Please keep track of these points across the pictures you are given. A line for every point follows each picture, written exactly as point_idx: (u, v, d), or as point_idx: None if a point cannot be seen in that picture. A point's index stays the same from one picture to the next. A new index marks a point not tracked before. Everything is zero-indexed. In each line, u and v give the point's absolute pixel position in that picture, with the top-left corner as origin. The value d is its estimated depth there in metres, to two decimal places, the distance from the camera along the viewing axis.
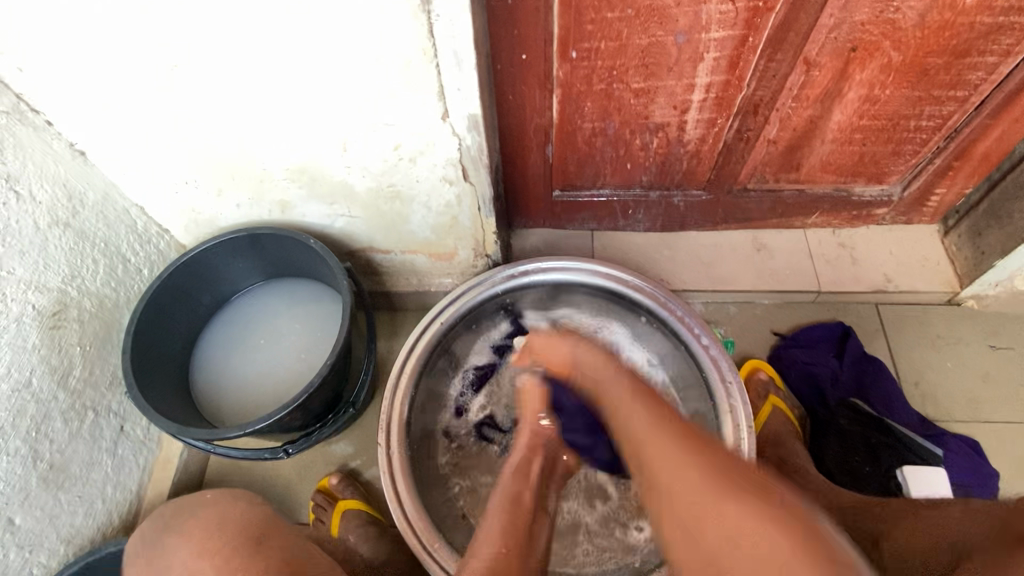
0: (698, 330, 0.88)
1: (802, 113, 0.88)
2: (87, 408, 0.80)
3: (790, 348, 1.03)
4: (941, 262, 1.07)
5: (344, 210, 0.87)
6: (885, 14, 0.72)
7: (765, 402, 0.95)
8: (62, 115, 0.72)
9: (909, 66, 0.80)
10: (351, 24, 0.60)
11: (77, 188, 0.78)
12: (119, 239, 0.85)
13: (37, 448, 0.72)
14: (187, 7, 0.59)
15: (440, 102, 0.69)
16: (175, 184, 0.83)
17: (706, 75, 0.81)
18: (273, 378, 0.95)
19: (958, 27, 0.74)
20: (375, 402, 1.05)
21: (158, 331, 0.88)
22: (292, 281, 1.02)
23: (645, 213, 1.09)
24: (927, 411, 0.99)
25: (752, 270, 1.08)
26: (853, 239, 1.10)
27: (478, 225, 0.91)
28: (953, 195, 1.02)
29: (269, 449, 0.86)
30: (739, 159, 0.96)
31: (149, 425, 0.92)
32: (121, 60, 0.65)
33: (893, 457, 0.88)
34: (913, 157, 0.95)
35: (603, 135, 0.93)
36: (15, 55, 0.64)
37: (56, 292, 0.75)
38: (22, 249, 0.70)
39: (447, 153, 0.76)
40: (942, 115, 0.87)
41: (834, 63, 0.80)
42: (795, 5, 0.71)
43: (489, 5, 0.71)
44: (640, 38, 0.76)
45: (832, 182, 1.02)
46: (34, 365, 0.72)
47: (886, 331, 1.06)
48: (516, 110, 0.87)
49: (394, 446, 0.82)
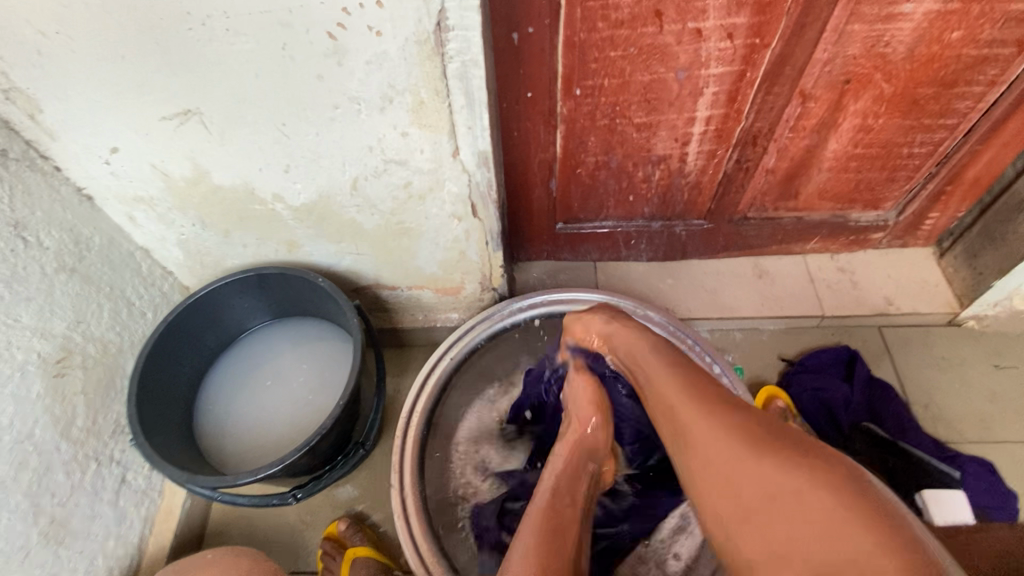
0: (711, 359, 0.88)
1: (799, 144, 0.91)
2: (90, 458, 0.78)
3: (800, 374, 1.02)
4: (939, 284, 1.08)
5: (352, 248, 0.87)
6: (877, 48, 0.76)
7: (784, 429, 0.94)
8: (73, 162, 0.72)
9: (900, 97, 0.83)
10: (367, 71, 0.61)
11: (85, 233, 0.77)
12: (124, 283, 0.84)
13: (38, 502, 0.69)
14: (204, 54, 0.60)
15: (451, 140, 0.70)
16: (182, 226, 0.83)
17: (706, 109, 0.84)
18: (281, 421, 0.93)
19: (946, 59, 0.77)
20: (382, 442, 1.03)
21: (163, 373, 0.86)
22: (298, 321, 1.01)
23: (648, 244, 1.10)
24: (938, 433, 0.99)
25: (755, 297, 1.09)
26: (851, 263, 1.12)
27: (486, 259, 0.91)
28: (946, 218, 1.05)
29: (278, 494, 0.83)
30: (739, 189, 0.98)
31: (151, 474, 0.89)
32: (134, 107, 0.66)
33: (909, 481, 0.88)
34: (907, 183, 0.98)
35: (606, 169, 0.94)
36: (31, 104, 0.64)
37: (62, 339, 0.73)
38: (29, 297, 0.69)
39: (457, 190, 0.77)
40: (934, 142, 0.90)
41: (828, 95, 0.83)
42: (791, 41, 0.74)
43: (496, 47, 0.73)
44: (642, 76, 0.79)
45: (829, 209, 1.04)
46: (38, 416, 0.69)
47: (890, 354, 1.07)
48: (521, 146, 0.88)
49: (408, 488, 0.80)
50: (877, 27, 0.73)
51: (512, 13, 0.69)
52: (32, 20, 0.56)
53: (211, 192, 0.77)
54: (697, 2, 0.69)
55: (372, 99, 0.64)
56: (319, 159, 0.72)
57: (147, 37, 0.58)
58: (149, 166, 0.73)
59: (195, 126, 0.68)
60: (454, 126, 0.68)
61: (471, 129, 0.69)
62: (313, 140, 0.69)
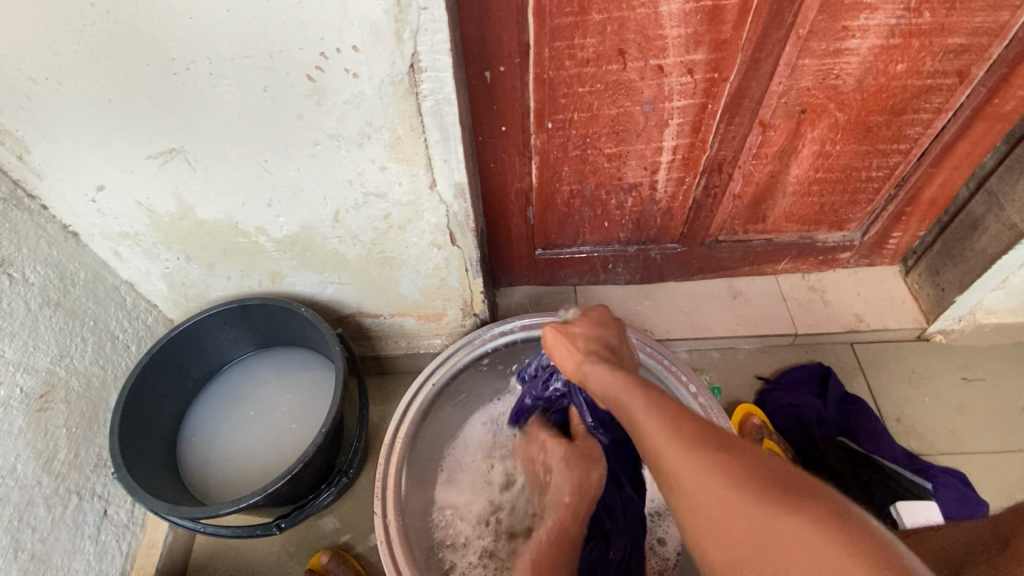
0: (688, 379, 0.90)
1: (763, 170, 0.95)
2: (72, 492, 0.78)
3: (774, 392, 1.05)
4: (906, 300, 1.12)
5: (334, 277, 0.89)
6: (828, 80, 0.81)
7: (761, 445, 0.95)
8: (60, 200, 0.74)
9: (854, 124, 0.88)
10: (345, 112, 0.65)
11: (70, 269, 0.79)
12: (109, 316, 0.85)
13: (18, 538, 0.69)
14: (189, 96, 0.63)
15: (428, 173, 0.73)
16: (167, 260, 0.85)
17: (673, 139, 0.88)
18: (264, 451, 0.93)
19: (893, 90, 0.82)
20: (367, 470, 1.04)
21: (146, 405, 0.86)
22: (283, 351, 1.02)
23: (625, 267, 1.13)
24: (913, 446, 1.01)
25: (730, 317, 1.12)
26: (822, 282, 1.16)
27: (466, 285, 0.94)
28: (908, 238, 1.09)
29: (261, 525, 0.83)
30: (709, 214, 1.02)
31: (133, 507, 0.89)
32: (120, 147, 0.68)
33: (883, 491, 0.90)
34: (869, 206, 1.03)
35: (581, 197, 0.98)
36: (22, 146, 0.67)
37: (45, 373, 0.74)
38: (14, 332, 0.70)
39: (435, 220, 0.80)
40: (890, 166, 0.95)
41: (787, 124, 0.87)
42: (747, 75, 0.79)
43: (470, 84, 0.77)
44: (609, 109, 0.83)
45: (797, 231, 1.08)
46: (19, 451, 0.70)
47: (863, 369, 1.10)
48: (498, 176, 0.92)
49: (390, 515, 0.80)
50: (827, 61, 0.78)
51: (484, 53, 0.73)
52: (23, 68, 0.59)
53: (195, 226, 0.79)
54: (657, 41, 0.74)
55: (351, 136, 0.67)
56: (301, 194, 0.75)
57: (135, 83, 0.61)
58: (135, 204, 0.76)
59: (180, 164, 0.70)
60: (431, 160, 0.71)
61: (446, 162, 0.72)
62: (294, 174, 0.72)
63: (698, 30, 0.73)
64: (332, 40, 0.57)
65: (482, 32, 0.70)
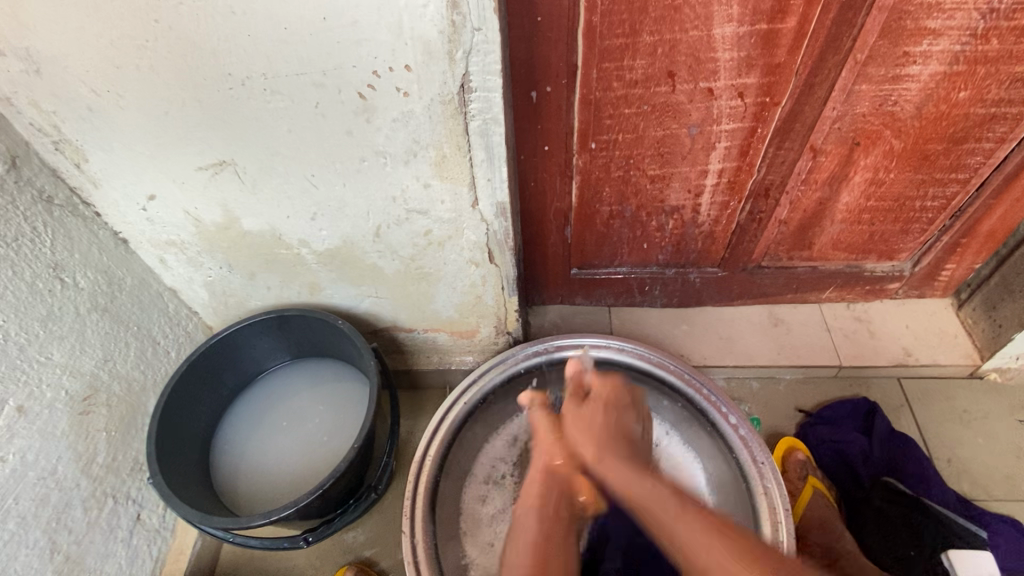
0: (727, 409, 0.87)
1: (812, 196, 0.92)
2: (108, 495, 0.79)
3: (816, 426, 1.01)
4: (959, 335, 1.07)
5: (372, 291, 0.89)
6: (885, 106, 0.78)
7: (805, 483, 0.93)
8: (112, 208, 0.76)
9: (910, 152, 0.84)
10: (393, 131, 0.65)
11: (118, 274, 0.81)
12: (151, 322, 0.87)
13: (55, 540, 0.70)
14: (244, 111, 0.64)
15: (471, 192, 0.73)
16: (209, 268, 0.86)
17: (719, 162, 0.86)
18: (295, 463, 0.93)
19: (954, 118, 0.79)
20: (394, 486, 1.03)
21: (183, 413, 0.87)
22: (317, 361, 1.02)
23: (662, 290, 1.10)
24: (964, 489, 0.96)
25: (771, 345, 1.09)
26: (868, 312, 1.11)
27: (501, 303, 0.93)
28: (962, 270, 1.04)
29: (288, 538, 0.82)
30: (752, 238, 0.99)
31: (164, 512, 0.89)
32: (173, 157, 0.69)
33: (933, 539, 0.84)
34: (921, 236, 0.99)
35: (621, 218, 0.96)
36: (81, 156, 0.69)
37: (89, 377, 0.75)
38: (62, 335, 0.71)
39: (475, 237, 0.79)
40: (946, 196, 0.91)
41: (839, 150, 0.85)
42: (800, 100, 0.77)
43: (516, 104, 0.77)
44: (655, 131, 0.82)
45: (843, 259, 1.05)
46: (61, 453, 0.71)
47: (911, 406, 1.05)
48: (538, 196, 0.91)
49: (419, 535, 0.79)
50: (885, 88, 0.76)
51: (531, 72, 0.73)
52: (87, 80, 0.61)
53: (240, 237, 0.80)
54: (708, 64, 0.73)
55: (397, 153, 0.67)
56: (345, 208, 0.75)
57: (191, 96, 0.62)
58: (183, 213, 0.77)
59: (229, 176, 0.71)
60: (474, 179, 0.71)
61: (490, 181, 0.71)
62: (340, 189, 0.72)
63: (751, 54, 0.71)
64: (385, 59, 0.58)
65: (531, 53, 0.70)
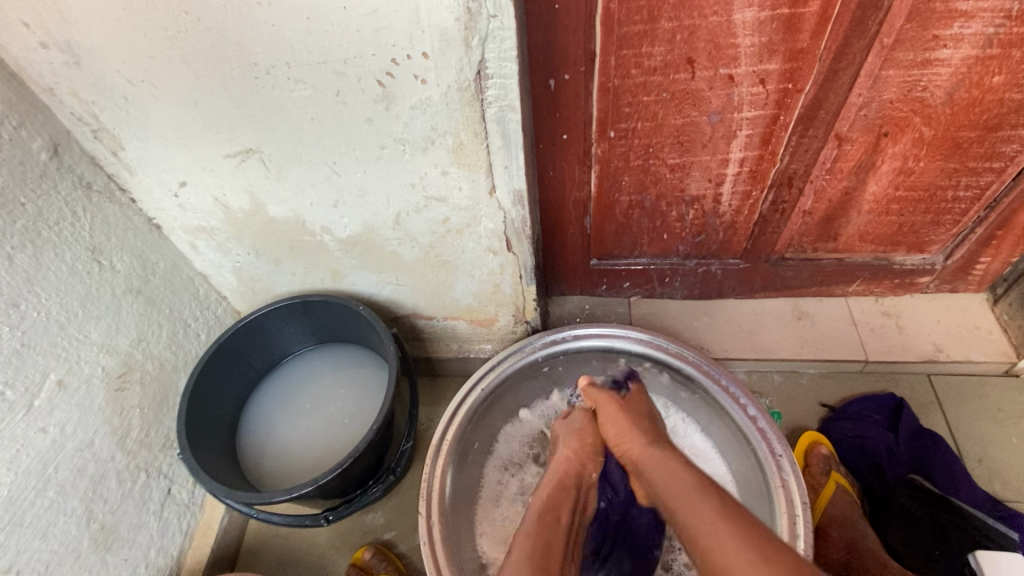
0: (745, 400, 0.86)
1: (837, 186, 0.90)
2: (141, 469, 0.82)
3: (840, 421, 0.99)
4: (993, 332, 1.04)
5: (392, 278, 0.91)
6: (913, 92, 0.76)
7: (827, 478, 0.92)
8: (146, 196, 0.80)
9: (940, 140, 0.82)
10: (411, 120, 0.66)
11: (152, 258, 0.84)
12: (183, 306, 0.90)
13: (92, 508, 0.74)
14: (268, 99, 0.66)
15: (488, 178, 0.73)
16: (238, 254, 0.89)
17: (740, 151, 0.85)
18: (318, 445, 0.96)
19: (988, 103, 0.77)
20: (413, 471, 1.05)
21: (211, 393, 0.90)
22: (340, 348, 1.05)
23: (683, 282, 1.10)
24: (996, 490, 0.93)
25: (794, 339, 1.07)
26: (897, 307, 1.08)
27: (520, 292, 0.93)
28: (998, 264, 1.01)
29: (310, 515, 0.83)
30: (775, 230, 0.98)
31: (193, 489, 0.93)
32: (202, 145, 0.72)
33: (962, 538, 0.82)
34: (954, 227, 0.95)
35: (641, 208, 0.96)
36: (118, 144, 0.72)
37: (124, 355, 0.79)
38: (99, 314, 0.75)
39: (493, 225, 0.80)
40: (981, 185, 0.88)
41: (865, 138, 0.83)
42: (824, 86, 0.75)
43: (534, 92, 0.77)
44: (675, 118, 0.81)
45: (871, 252, 1.02)
46: (98, 426, 0.75)
47: (941, 403, 1.02)
48: (556, 185, 0.92)
49: (434, 515, 0.80)
50: (914, 72, 0.73)
51: (550, 60, 0.73)
52: (122, 70, 0.64)
53: (266, 223, 0.83)
54: (729, 50, 0.72)
55: (416, 141, 0.69)
56: (366, 196, 0.77)
57: (219, 86, 0.65)
58: (213, 200, 0.80)
59: (255, 164, 0.74)
60: (491, 166, 0.72)
61: (507, 168, 0.72)
62: (360, 176, 0.74)
63: (773, 39, 0.70)
64: (403, 47, 0.59)
65: (550, 39, 0.71)
